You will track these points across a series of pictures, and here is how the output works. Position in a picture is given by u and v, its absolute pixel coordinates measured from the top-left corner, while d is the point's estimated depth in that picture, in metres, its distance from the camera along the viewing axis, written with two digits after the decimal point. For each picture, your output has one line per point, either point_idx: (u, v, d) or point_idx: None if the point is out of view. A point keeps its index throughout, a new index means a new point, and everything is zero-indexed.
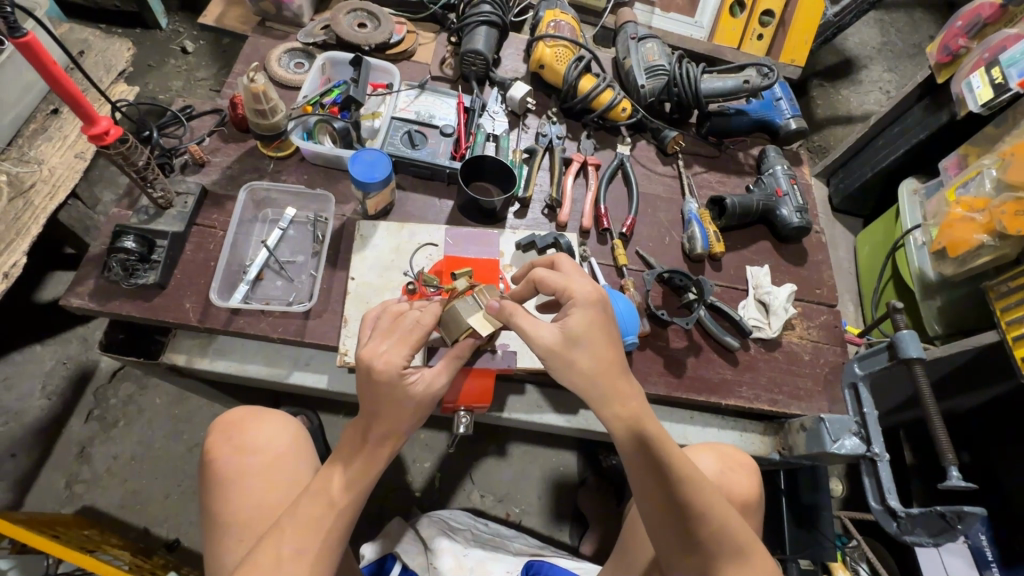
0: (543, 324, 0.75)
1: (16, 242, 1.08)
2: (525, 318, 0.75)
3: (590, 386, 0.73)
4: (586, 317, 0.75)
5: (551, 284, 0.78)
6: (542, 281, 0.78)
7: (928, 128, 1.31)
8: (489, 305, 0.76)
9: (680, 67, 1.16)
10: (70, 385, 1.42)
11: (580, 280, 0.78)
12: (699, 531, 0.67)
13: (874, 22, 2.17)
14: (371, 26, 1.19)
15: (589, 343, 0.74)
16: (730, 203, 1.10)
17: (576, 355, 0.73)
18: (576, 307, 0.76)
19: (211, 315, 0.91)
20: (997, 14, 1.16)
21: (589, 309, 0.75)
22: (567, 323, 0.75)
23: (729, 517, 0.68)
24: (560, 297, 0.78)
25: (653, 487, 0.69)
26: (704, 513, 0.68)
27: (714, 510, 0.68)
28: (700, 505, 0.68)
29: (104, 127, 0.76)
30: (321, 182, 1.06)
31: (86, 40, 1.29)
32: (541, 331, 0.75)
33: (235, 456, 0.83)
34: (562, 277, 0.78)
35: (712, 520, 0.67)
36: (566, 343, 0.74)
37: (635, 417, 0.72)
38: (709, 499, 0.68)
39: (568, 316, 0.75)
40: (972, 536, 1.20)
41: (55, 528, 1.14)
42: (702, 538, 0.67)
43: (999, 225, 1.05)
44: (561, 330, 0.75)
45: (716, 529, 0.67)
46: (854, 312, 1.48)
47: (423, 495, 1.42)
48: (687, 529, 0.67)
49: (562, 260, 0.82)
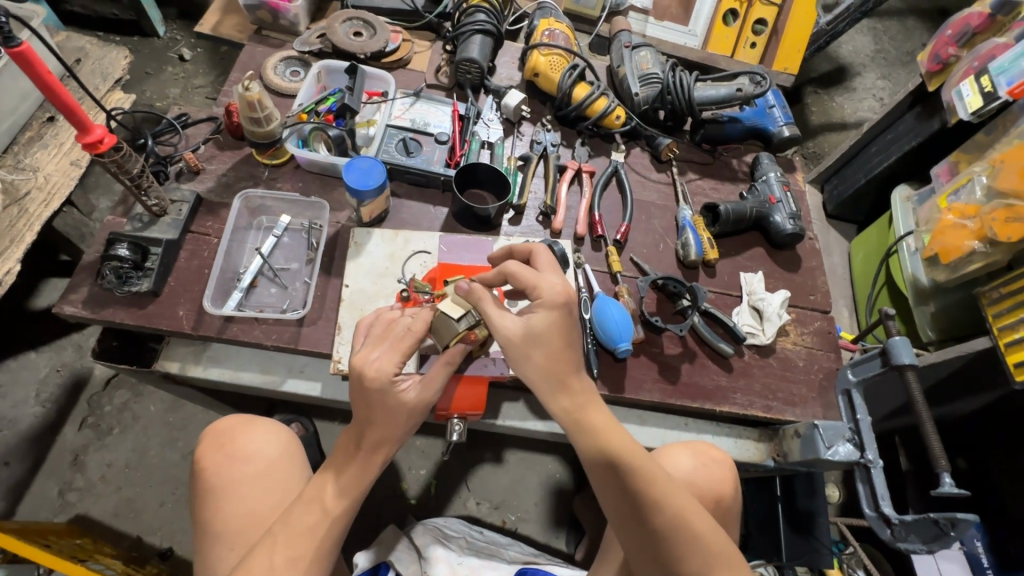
0: (510, 315, 0.74)
1: (10, 249, 1.08)
2: (492, 307, 0.74)
3: (541, 382, 0.73)
4: (550, 317, 0.73)
5: (521, 279, 0.76)
6: (512, 275, 0.76)
7: (921, 135, 1.32)
8: (460, 288, 0.76)
9: (673, 76, 1.18)
10: (64, 392, 1.42)
11: (551, 279, 0.76)
12: (657, 524, 0.68)
13: (867, 29, 2.19)
14: (367, 34, 1.20)
15: (546, 344, 0.73)
16: (723, 210, 1.11)
17: (533, 353, 0.73)
18: (542, 304, 0.74)
19: (204, 323, 0.91)
20: (986, 23, 1.17)
21: (555, 312, 0.74)
22: (530, 320, 0.73)
23: (686, 506, 0.70)
24: (528, 293, 0.76)
25: (609, 483, 0.70)
26: (660, 507, 0.69)
27: (670, 501, 0.69)
28: (658, 498, 0.69)
29: (98, 135, 0.76)
30: (316, 189, 1.06)
31: (83, 48, 1.30)
32: (506, 320, 0.74)
33: (228, 463, 0.83)
34: (534, 275, 0.76)
35: (670, 510, 0.69)
36: (524, 339, 0.73)
37: (586, 413, 0.73)
38: (666, 491, 0.70)
39: (533, 313, 0.74)
40: (967, 542, 1.21)
41: (47, 537, 1.14)
42: (661, 531, 0.68)
43: (990, 232, 1.06)
44: (523, 324, 0.74)
45: (674, 520, 0.68)
46: (849, 318, 1.49)
47: (418, 502, 1.42)
48: (647, 522, 0.69)
49: (540, 254, 0.81)
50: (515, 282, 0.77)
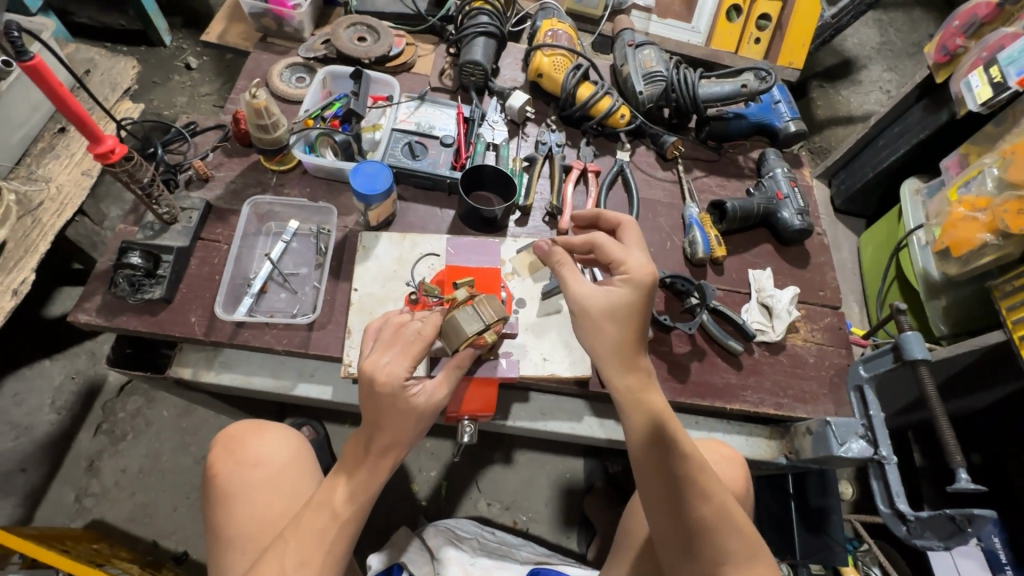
0: (585, 284, 0.79)
1: (25, 259, 1.10)
2: (570, 272, 0.80)
3: (606, 359, 0.76)
4: (630, 294, 0.76)
5: (608, 252, 0.79)
6: (601, 246, 0.79)
7: (928, 128, 1.30)
8: (540, 244, 0.83)
9: (678, 74, 1.18)
10: (79, 399, 1.43)
11: (638, 256, 0.78)
12: (699, 512, 0.69)
13: (873, 22, 2.17)
14: (371, 39, 1.21)
15: (620, 318, 0.76)
16: (731, 207, 1.10)
17: (605, 325, 0.76)
18: (627, 281, 0.76)
19: (215, 329, 0.92)
20: (994, 13, 1.16)
21: (635, 290, 0.76)
22: (608, 290, 0.77)
23: (730, 501, 0.70)
24: (614, 267, 0.79)
25: (657, 464, 0.71)
26: (707, 494, 0.69)
27: (717, 491, 0.70)
28: (703, 484, 0.70)
29: (109, 146, 0.77)
30: (323, 195, 1.07)
31: (92, 59, 1.32)
32: (582, 292, 0.78)
33: (239, 469, 0.84)
34: (624, 250, 0.79)
35: (715, 499, 0.69)
36: (600, 312, 0.76)
37: (645, 396, 0.75)
38: (712, 481, 0.70)
39: (614, 286, 0.77)
40: (985, 538, 1.19)
41: (64, 542, 1.15)
42: (702, 518, 0.68)
43: (1002, 224, 1.04)
44: (599, 297, 0.77)
45: (718, 511, 0.69)
46: (859, 312, 1.48)
47: (429, 504, 1.43)
48: (687, 509, 0.69)
49: (629, 228, 0.83)
50: (602, 253, 0.80)
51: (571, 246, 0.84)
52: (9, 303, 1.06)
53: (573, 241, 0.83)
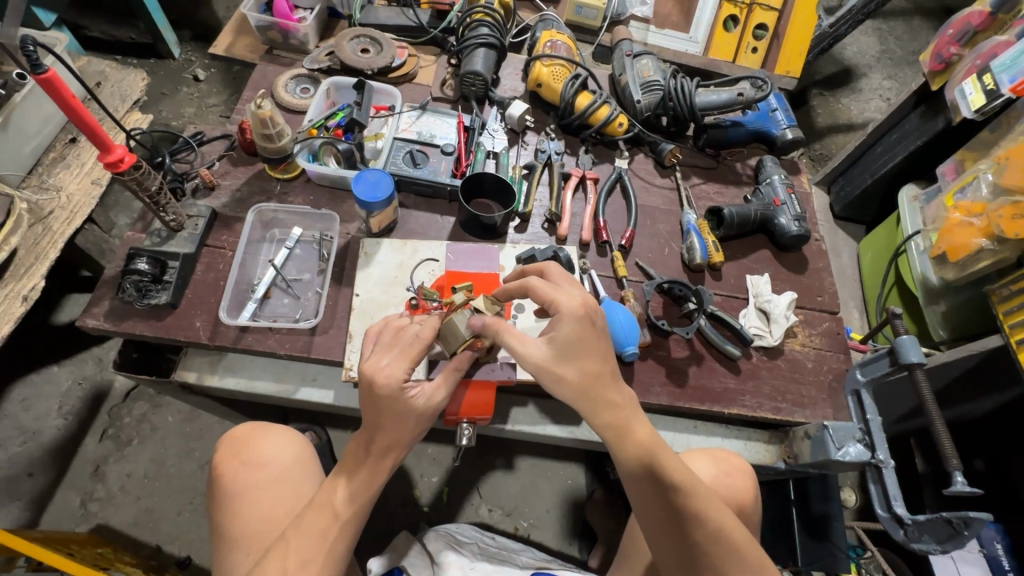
0: (529, 341, 0.76)
1: (35, 266, 1.12)
2: (513, 336, 0.76)
3: (579, 401, 0.75)
4: (574, 330, 0.76)
5: (539, 294, 0.79)
6: (533, 290, 0.79)
7: (924, 135, 1.32)
8: (472, 322, 0.76)
9: (675, 82, 1.20)
10: (85, 405, 1.45)
11: (569, 290, 0.79)
12: (696, 538, 0.69)
13: (872, 30, 2.19)
14: (374, 50, 1.23)
15: (577, 356, 0.75)
16: (728, 213, 1.11)
17: (565, 369, 0.75)
18: (565, 319, 0.76)
19: (220, 333, 0.94)
20: (987, 22, 1.17)
21: (578, 322, 0.76)
22: (555, 335, 0.76)
23: (726, 522, 0.71)
24: (549, 309, 0.78)
25: (649, 494, 0.72)
26: (700, 518, 0.70)
27: (711, 515, 0.70)
28: (696, 509, 0.70)
29: (119, 155, 0.79)
30: (327, 203, 1.09)
31: (103, 72, 1.35)
32: (530, 350, 0.76)
33: (244, 470, 0.85)
34: (551, 289, 0.78)
35: (709, 524, 0.70)
36: (554, 360, 0.75)
37: (629, 426, 0.75)
38: (704, 501, 0.71)
39: (556, 330, 0.76)
40: (987, 544, 1.19)
41: (69, 546, 1.17)
42: (699, 544, 0.69)
43: (998, 229, 1.05)
44: (548, 347, 0.76)
45: (714, 534, 0.69)
46: (859, 319, 1.48)
47: (431, 509, 1.43)
48: (683, 535, 0.70)
49: (552, 268, 0.84)
50: (534, 296, 0.80)
51: (510, 293, 0.84)
52: (19, 308, 1.09)
53: (509, 288, 0.83)
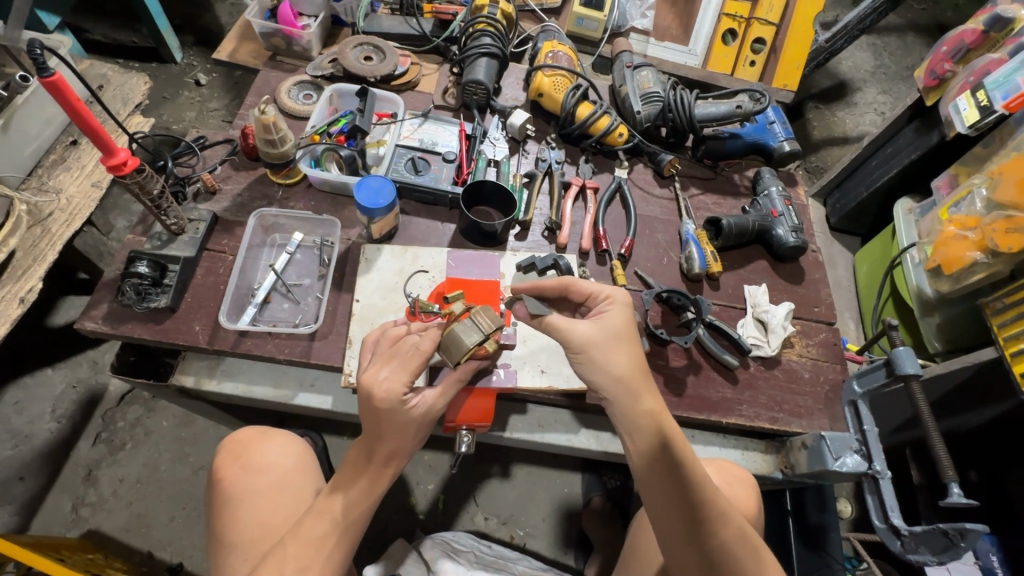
0: (577, 322, 0.80)
1: (32, 268, 1.12)
2: (561, 317, 0.80)
3: (624, 384, 0.76)
4: (621, 314, 0.81)
5: (584, 288, 0.84)
6: (576, 285, 0.84)
7: (920, 149, 1.34)
8: (518, 309, 0.88)
9: (674, 94, 1.22)
10: (79, 409, 1.44)
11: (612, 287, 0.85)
12: (720, 540, 0.69)
13: (867, 45, 2.22)
14: (377, 58, 1.24)
15: (625, 339, 0.79)
16: (726, 224, 1.12)
17: (613, 350, 0.78)
18: (613, 305, 0.82)
19: (219, 338, 0.94)
20: (980, 40, 1.19)
21: (626, 309, 0.82)
22: (604, 318, 0.80)
23: (745, 523, 0.71)
24: (593, 299, 0.84)
25: (672, 491, 0.72)
26: (724, 519, 0.70)
27: (733, 516, 0.71)
28: (719, 508, 0.71)
29: (122, 158, 0.79)
30: (328, 209, 1.09)
31: (106, 75, 1.35)
32: (578, 327, 0.79)
33: (242, 475, 0.85)
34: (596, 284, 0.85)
35: (733, 524, 0.70)
36: (602, 339, 0.78)
37: (662, 419, 0.76)
38: (726, 503, 0.71)
39: (605, 313, 0.81)
40: (982, 556, 1.20)
41: (60, 551, 1.15)
42: (722, 545, 0.69)
43: (991, 243, 1.06)
44: (596, 326, 0.79)
45: (736, 535, 0.70)
46: (855, 330, 1.50)
47: (426, 517, 1.43)
48: (706, 535, 0.69)
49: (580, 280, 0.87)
50: (576, 291, 0.85)
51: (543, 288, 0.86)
52: (16, 311, 1.08)
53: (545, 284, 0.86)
